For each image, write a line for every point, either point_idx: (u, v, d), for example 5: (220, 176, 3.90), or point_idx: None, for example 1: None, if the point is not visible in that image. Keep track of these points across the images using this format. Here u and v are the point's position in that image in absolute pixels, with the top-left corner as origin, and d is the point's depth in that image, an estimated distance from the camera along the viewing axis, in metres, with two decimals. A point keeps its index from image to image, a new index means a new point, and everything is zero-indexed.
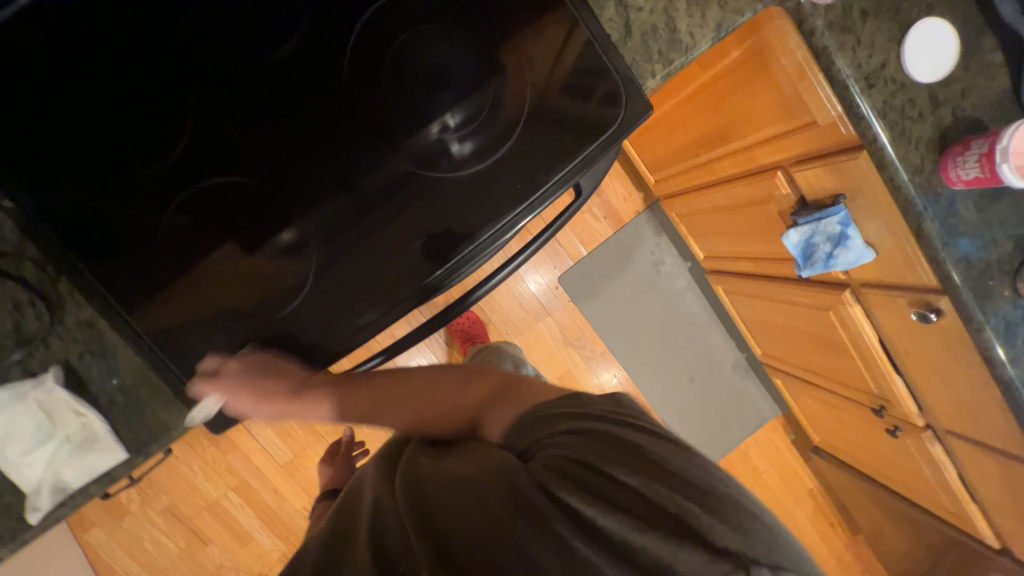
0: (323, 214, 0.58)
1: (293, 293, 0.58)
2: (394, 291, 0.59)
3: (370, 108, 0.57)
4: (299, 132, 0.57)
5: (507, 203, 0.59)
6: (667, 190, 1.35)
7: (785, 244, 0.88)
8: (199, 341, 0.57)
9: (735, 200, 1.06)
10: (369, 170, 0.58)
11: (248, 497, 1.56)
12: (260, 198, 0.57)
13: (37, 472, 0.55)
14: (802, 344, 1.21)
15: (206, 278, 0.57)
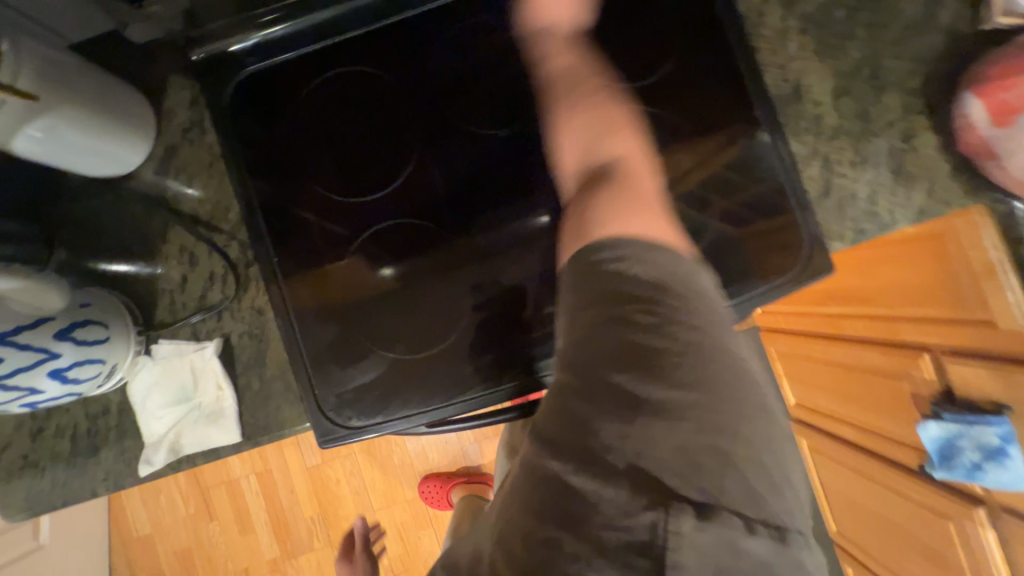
0: (452, 261, 0.61)
1: (404, 323, 0.61)
2: (508, 362, 0.60)
3: (550, 195, 0.61)
4: (478, 192, 0.61)
5: None
6: (771, 323, 1.30)
7: (922, 434, 0.81)
8: (319, 353, 0.60)
9: (859, 364, 0.99)
10: (508, 236, 0.61)
11: (265, 487, 1.56)
12: (404, 234, 0.61)
13: (163, 427, 0.59)
14: (900, 545, 1.05)
15: (339, 285, 0.61)
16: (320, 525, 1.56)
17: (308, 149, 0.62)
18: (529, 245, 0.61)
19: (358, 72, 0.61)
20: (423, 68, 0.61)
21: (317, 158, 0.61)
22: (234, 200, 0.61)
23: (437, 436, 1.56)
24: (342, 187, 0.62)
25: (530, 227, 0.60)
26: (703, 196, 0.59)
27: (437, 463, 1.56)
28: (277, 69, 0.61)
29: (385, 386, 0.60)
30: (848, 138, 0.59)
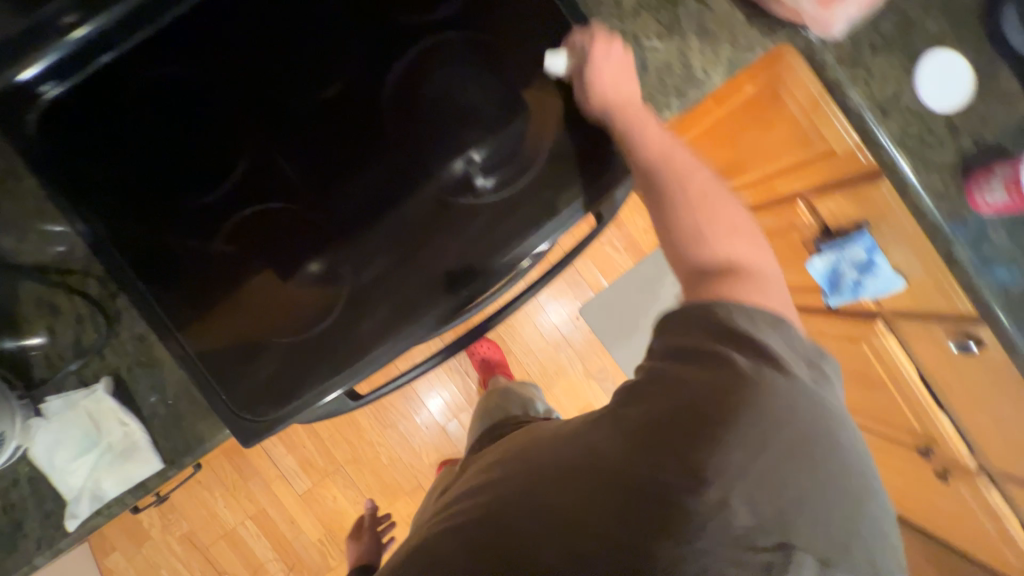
0: (346, 245, 0.61)
1: (324, 312, 0.61)
2: (416, 312, 0.60)
3: (405, 149, 0.61)
4: (333, 163, 0.61)
5: (526, 230, 0.60)
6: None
7: (810, 271, 0.88)
8: (231, 367, 0.59)
9: (758, 230, 1.08)
10: (390, 203, 0.61)
11: (265, 527, 1.56)
12: (281, 231, 0.61)
13: (79, 479, 0.58)
14: (836, 379, 1.16)
15: (238, 300, 0.60)
16: (331, 545, 1.58)
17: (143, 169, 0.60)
18: (417, 208, 0.62)
19: (163, 76, 0.59)
20: (244, 65, 0.60)
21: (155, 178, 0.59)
22: (77, 238, 0.59)
23: (417, 426, 1.60)
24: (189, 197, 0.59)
25: (452, 178, 0.61)
26: (551, 125, 0.61)
27: (426, 451, 1.60)
28: (88, 96, 0.59)
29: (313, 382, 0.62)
30: (650, 14, 0.62)
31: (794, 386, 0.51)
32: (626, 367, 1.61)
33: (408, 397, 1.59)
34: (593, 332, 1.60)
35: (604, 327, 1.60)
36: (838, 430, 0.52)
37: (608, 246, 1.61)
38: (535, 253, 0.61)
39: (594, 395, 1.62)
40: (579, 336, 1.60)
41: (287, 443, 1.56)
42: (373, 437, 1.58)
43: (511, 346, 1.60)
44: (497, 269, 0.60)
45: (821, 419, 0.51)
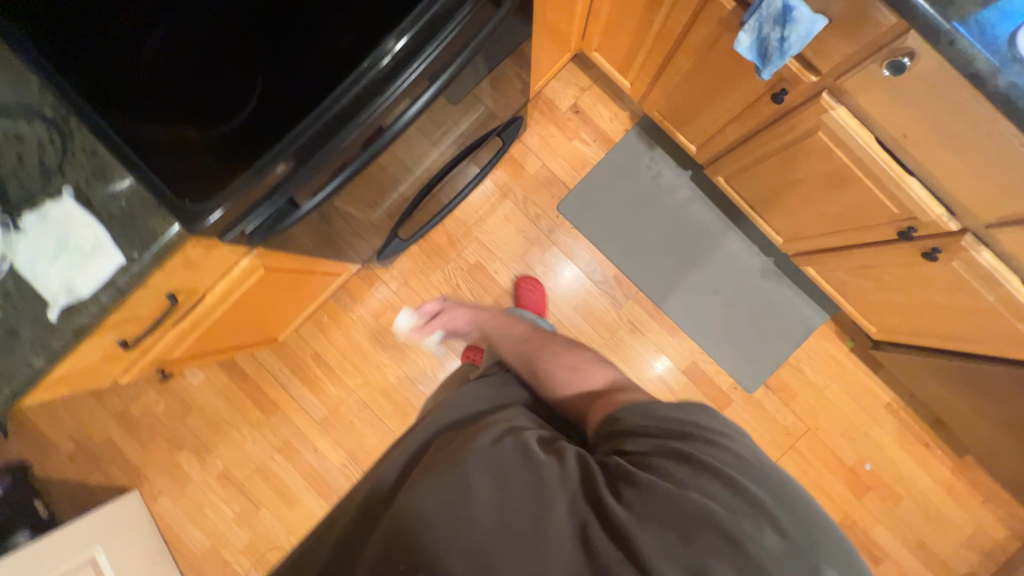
0: (282, 118, 0.67)
1: (262, 169, 0.66)
2: (332, 132, 0.70)
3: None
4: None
5: (414, 42, 0.69)
6: (641, 91, 1.40)
7: (738, 51, 0.87)
8: (182, 192, 0.66)
9: (698, 52, 1.07)
10: (306, 62, 0.66)
11: (292, 457, 1.64)
12: (210, 86, 0.66)
13: (54, 281, 0.65)
14: (811, 195, 1.14)
15: (182, 147, 0.66)
16: (354, 467, 1.63)
17: (98, 1, 0.66)
18: (334, 70, 0.66)
19: None
20: None
21: (106, 19, 0.66)
22: (28, 72, 0.67)
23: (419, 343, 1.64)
24: (130, 26, 0.66)
25: (374, 55, 0.67)
26: None
27: (432, 366, 1.63)
28: None
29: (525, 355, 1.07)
30: None
31: (763, 484, 0.66)
32: (613, 257, 1.61)
33: (406, 317, 1.64)
34: (574, 227, 1.62)
35: (584, 220, 1.62)
36: (839, 544, 0.63)
37: (576, 140, 1.62)
38: (394, 50, 0.67)
39: (586, 289, 1.61)
40: (561, 233, 1.62)
41: (300, 376, 1.65)
42: (378, 359, 1.64)
43: (497, 253, 1.63)
44: (398, 82, 0.71)
45: (799, 509, 0.64)
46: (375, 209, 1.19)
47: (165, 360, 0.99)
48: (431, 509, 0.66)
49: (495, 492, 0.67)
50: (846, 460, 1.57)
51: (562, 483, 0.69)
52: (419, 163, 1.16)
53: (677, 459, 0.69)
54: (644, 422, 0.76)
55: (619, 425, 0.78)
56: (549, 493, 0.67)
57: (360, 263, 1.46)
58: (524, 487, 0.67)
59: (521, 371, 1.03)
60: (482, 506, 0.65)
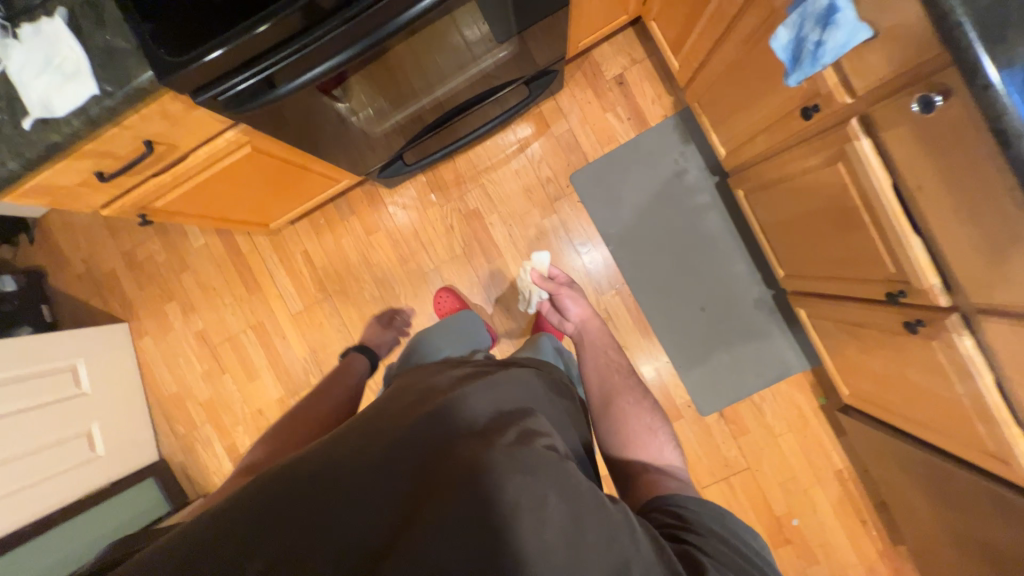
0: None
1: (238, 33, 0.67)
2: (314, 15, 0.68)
3: None
4: None
5: None
6: (687, 77, 1.30)
7: (773, 47, 0.78)
8: (160, 36, 0.68)
9: (743, 43, 0.97)
10: None
11: (262, 338, 1.76)
12: None
13: (35, 94, 0.70)
14: (818, 231, 1.05)
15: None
16: (313, 363, 1.74)
17: None
18: None
19: None
20: None
21: None
22: None
23: (400, 270, 1.67)
24: None
25: None
26: None
27: (407, 295, 1.67)
28: None
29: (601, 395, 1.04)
30: None
31: None
32: (611, 243, 1.57)
33: (396, 242, 1.67)
34: (581, 201, 1.57)
35: (593, 197, 1.56)
36: None
37: (610, 113, 1.54)
38: None
39: (574, 267, 1.59)
40: (567, 203, 1.58)
41: (287, 268, 1.73)
42: (360, 273, 1.69)
43: (498, 205, 1.61)
44: None
45: None
46: (381, 124, 1.18)
47: (148, 207, 1.08)
48: (509, 517, 0.52)
49: (571, 528, 0.53)
50: (775, 509, 1.54)
51: (632, 538, 0.56)
52: (434, 91, 1.14)
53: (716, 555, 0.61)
54: (691, 516, 0.68)
55: (685, 517, 0.68)
56: (622, 544, 0.55)
57: (362, 176, 1.48)
58: (603, 541, 0.54)
59: (598, 403, 1.02)
60: (558, 534, 0.52)
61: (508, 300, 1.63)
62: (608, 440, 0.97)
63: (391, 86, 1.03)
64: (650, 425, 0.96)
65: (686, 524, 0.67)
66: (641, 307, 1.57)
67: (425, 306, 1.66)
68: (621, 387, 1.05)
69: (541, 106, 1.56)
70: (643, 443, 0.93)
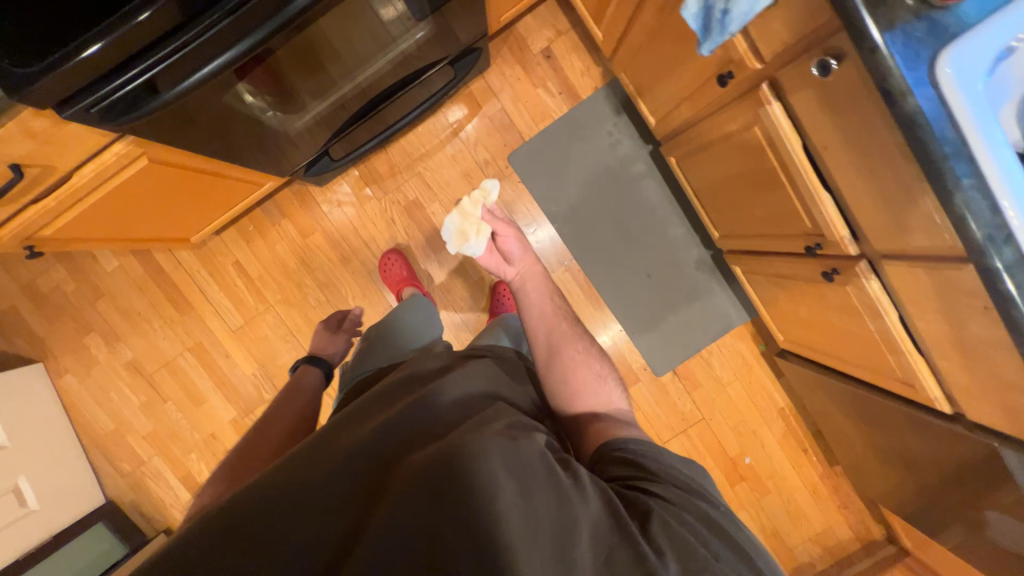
0: None
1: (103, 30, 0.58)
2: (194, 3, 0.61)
3: None
4: None
5: None
6: (611, 47, 1.29)
7: (683, 17, 0.78)
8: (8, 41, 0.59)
9: (658, 13, 0.97)
10: None
11: (202, 359, 1.65)
12: None
13: None
14: (742, 192, 1.10)
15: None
16: (264, 379, 1.65)
17: None
18: None
19: None
20: None
21: None
22: None
23: (344, 271, 1.60)
24: None
25: None
26: None
27: (355, 295, 1.61)
28: None
29: (545, 346, 1.04)
30: None
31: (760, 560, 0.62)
32: (554, 220, 1.57)
33: (335, 242, 1.59)
34: (521, 181, 1.56)
35: (532, 176, 1.55)
36: None
37: (541, 89, 1.52)
38: None
39: None
40: (507, 185, 1.56)
41: (219, 282, 1.61)
42: (301, 279, 1.60)
43: (439, 193, 1.57)
44: None
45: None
46: (297, 120, 1.09)
47: (33, 237, 0.96)
48: (456, 501, 0.55)
49: (521, 501, 0.56)
50: (729, 451, 1.68)
51: (582, 503, 0.59)
52: (350, 79, 1.06)
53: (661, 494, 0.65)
54: (638, 461, 0.72)
55: (626, 459, 0.73)
56: (570, 509, 0.58)
57: (288, 177, 1.38)
58: (547, 500, 0.58)
59: (542, 355, 1.03)
60: (509, 505, 0.55)
61: (460, 288, 1.61)
62: (557, 392, 0.97)
63: (304, 80, 0.95)
64: (594, 370, 1.00)
65: (633, 469, 0.71)
66: (591, 279, 1.60)
67: (376, 305, 1.61)
68: (568, 336, 1.05)
69: (471, 86, 1.51)
70: (589, 389, 0.96)
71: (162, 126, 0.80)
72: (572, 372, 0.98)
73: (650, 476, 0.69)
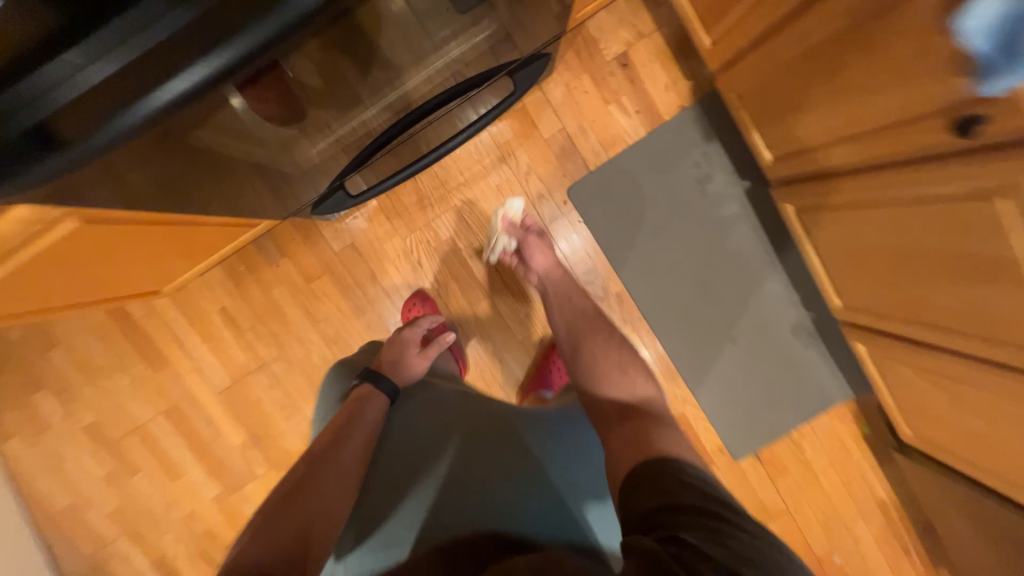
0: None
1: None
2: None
3: None
4: None
5: None
6: (730, 54, 0.98)
7: (973, 16, 0.51)
8: None
9: (845, 17, 0.69)
10: None
11: (180, 425, 1.34)
12: None
13: None
14: (922, 271, 0.80)
15: None
16: (255, 450, 1.35)
17: None
18: None
19: None
20: None
21: None
22: None
23: (357, 324, 1.29)
24: None
25: None
26: None
27: None
28: None
29: (575, 311, 1.07)
30: None
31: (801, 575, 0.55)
32: (621, 269, 1.26)
33: (347, 289, 1.27)
34: (581, 221, 1.24)
35: (596, 214, 1.24)
36: None
37: (613, 105, 1.19)
38: None
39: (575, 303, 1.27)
40: (564, 225, 1.24)
41: (202, 333, 1.30)
42: (303, 332, 1.29)
43: (478, 231, 1.25)
44: None
45: None
46: (310, 150, 0.79)
47: None
48: None
49: None
50: (816, 549, 1.39)
51: None
52: (384, 98, 0.76)
53: (704, 515, 0.60)
54: (670, 484, 0.66)
55: (658, 512, 0.62)
56: None
57: (292, 213, 1.07)
58: None
59: (566, 348, 1.03)
60: None
61: (497, 346, 1.28)
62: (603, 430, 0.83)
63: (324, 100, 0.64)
64: (619, 338, 1.02)
65: (670, 505, 0.63)
66: (663, 342, 1.29)
67: None
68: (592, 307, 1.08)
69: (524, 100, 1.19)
70: (615, 376, 0.93)
71: (125, 182, 0.52)
72: (604, 354, 0.98)
73: (671, 505, 0.63)
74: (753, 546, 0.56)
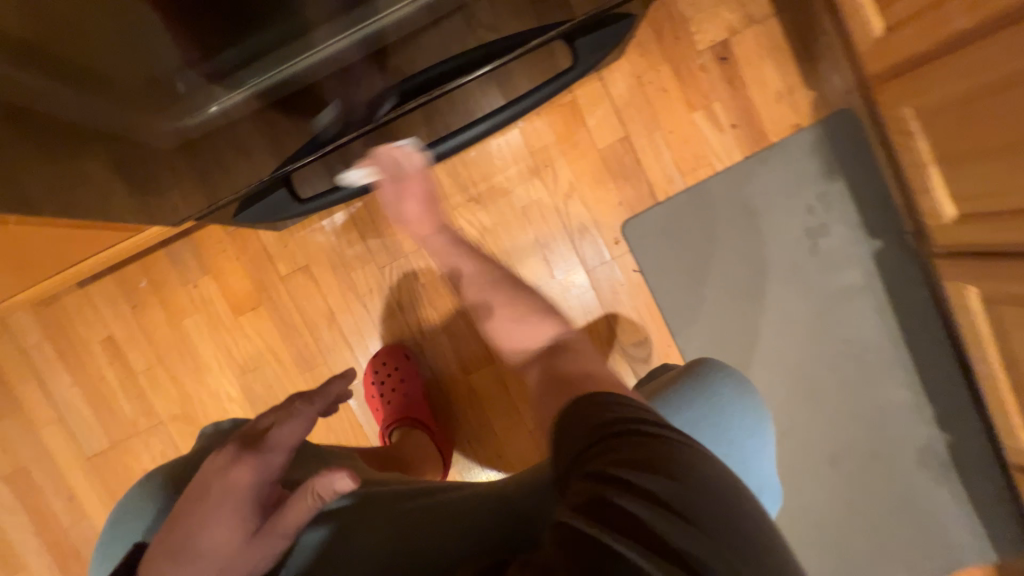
0: None
1: None
2: None
3: None
4: None
5: None
6: (918, 52, 0.64)
7: None
8: None
9: None
10: None
11: (25, 497, 0.92)
12: None
13: None
14: None
15: None
16: None
17: None
18: None
19: None
20: None
21: None
22: None
23: (298, 380, 0.89)
24: None
25: None
26: None
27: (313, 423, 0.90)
28: None
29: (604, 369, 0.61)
30: None
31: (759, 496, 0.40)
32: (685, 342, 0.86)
33: (290, 329, 0.88)
34: (635, 269, 0.86)
35: (658, 260, 0.86)
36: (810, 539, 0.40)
37: (700, 113, 0.84)
38: None
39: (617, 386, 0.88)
40: (611, 273, 0.86)
41: (73, 369, 0.90)
42: (220, 383, 0.89)
43: None
44: None
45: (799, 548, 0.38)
46: (236, 93, 0.50)
47: None
48: None
49: None
50: None
51: None
52: (348, 19, 0.47)
53: (642, 433, 0.39)
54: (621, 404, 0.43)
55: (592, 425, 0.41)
56: None
57: (213, 218, 0.72)
58: None
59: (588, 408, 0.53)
60: None
61: (501, 441, 0.88)
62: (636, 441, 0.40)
63: None
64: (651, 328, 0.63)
65: (618, 411, 0.42)
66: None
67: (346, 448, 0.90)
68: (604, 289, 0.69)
69: (576, 89, 0.83)
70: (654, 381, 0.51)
71: None
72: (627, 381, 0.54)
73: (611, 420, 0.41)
74: (710, 476, 0.37)
